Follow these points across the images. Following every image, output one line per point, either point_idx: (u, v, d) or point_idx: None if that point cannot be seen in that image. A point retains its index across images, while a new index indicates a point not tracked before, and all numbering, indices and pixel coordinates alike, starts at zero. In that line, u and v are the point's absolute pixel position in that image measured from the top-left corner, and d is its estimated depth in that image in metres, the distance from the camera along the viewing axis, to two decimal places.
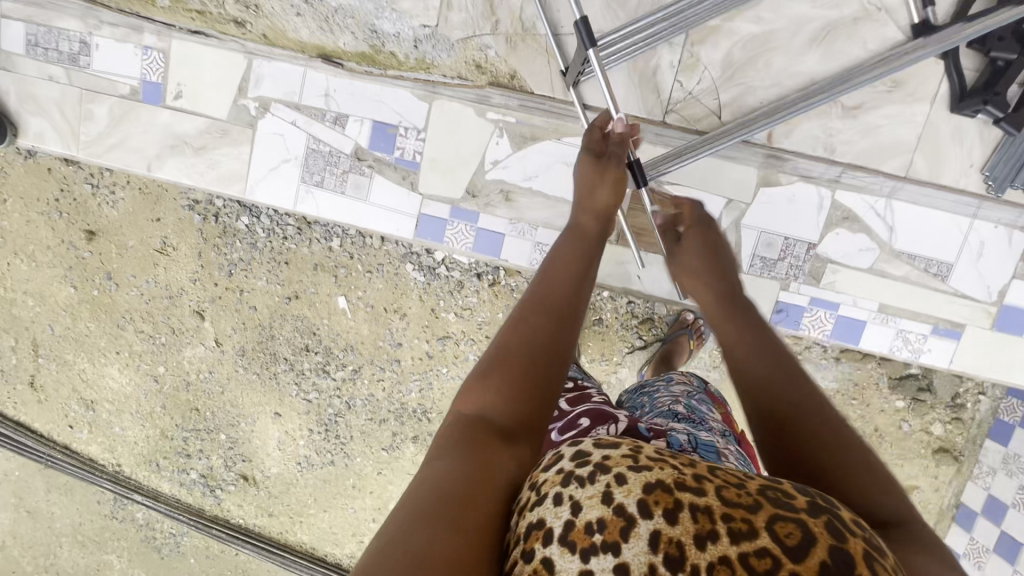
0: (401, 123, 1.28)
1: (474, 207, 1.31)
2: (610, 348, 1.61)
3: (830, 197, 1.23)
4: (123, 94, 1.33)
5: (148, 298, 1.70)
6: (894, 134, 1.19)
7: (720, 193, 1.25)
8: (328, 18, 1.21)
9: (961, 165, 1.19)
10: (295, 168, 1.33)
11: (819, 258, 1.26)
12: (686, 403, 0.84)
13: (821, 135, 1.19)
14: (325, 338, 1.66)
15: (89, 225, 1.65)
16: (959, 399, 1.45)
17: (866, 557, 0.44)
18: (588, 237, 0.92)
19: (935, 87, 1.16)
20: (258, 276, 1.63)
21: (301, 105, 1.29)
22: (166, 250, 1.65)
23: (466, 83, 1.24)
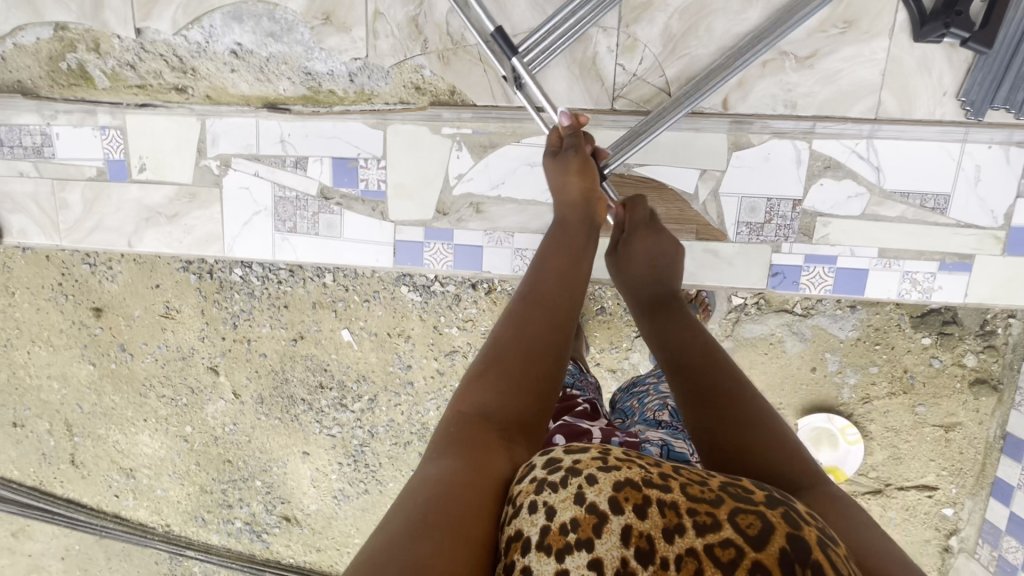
0: (360, 155, 1.27)
1: (447, 225, 1.29)
2: (618, 335, 1.58)
3: (807, 148, 1.18)
4: (91, 176, 1.35)
5: (163, 363, 1.74)
6: (857, 77, 1.13)
7: (692, 166, 1.21)
8: (263, 69, 1.22)
9: (934, 94, 1.12)
10: (267, 218, 1.33)
11: (806, 213, 1.21)
12: (670, 407, 0.86)
13: (779, 93, 1.15)
14: (337, 373, 1.68)
15: (94, 303, 1.69)
16: (988, 328, 1.38)
17: (821, 544, 0.46)
18: (573, 227, 0.89)
19: (890, 19, 1.10)
20: (261, 324, 1.65)
21: (260, 156, 1.30)
22: (171, 313, 1.68)
23: (410, 107, 1.23)
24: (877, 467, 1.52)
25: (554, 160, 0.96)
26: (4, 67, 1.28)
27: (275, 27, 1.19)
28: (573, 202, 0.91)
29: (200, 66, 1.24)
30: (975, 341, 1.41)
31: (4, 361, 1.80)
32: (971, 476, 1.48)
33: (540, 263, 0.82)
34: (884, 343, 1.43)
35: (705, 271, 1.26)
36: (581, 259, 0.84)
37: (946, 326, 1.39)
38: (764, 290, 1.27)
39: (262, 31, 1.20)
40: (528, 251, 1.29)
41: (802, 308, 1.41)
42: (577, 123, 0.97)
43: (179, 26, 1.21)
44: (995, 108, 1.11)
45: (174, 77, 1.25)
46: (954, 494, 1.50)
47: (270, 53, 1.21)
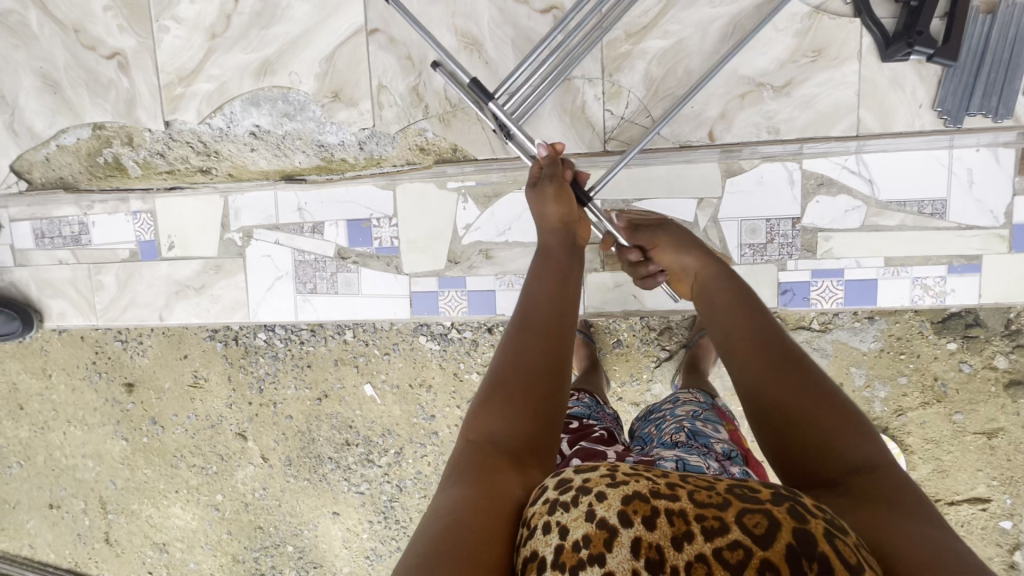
0: (373, 215, 1.35)
1: (459, 273, 1.34)
2: (637, 367, 1.63)
3: (798, 169, 1.22)
4: (125, 258, 1.44)
5: (193, 432, 1.78)
6: (834, 99, 1.18)
7: (689, 197, 1.25)
8: (280, 145, 1.31)
9: (911, 108, 1.17)
10: (288, 282, 1.40)
11: (807, 230, 1.24)
12: (687, 429, 0.91)
13: (761, 120, 1.20)
14: (363, 428, 1.71)
15: (127, 378, 1.76)
16: (1013, 328, 1.38)
17: (827, 536, 0.49)
18: (557, 252, 0.93)
19: (858, 44, 1.16)
20: (287, 386, 1.71)
21: (279, 225, 1.38)
22: (200, 382, 1.74)
23: (416, 167, 1.31)
24: (922, 481, 1.49)
25: (533, 191, 1.00)
26: (47, 167, 1.40)
27: (289, 108, 1.29)
28: (552, 229, 0.97)
29: (222, 148, 1.34)
30: (1004, 342, 1.42)
31: (40, 443, 1.86)
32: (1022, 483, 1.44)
33: (531, 290, 0.87)
34: (908, 352, 1.44)
35: None
36: (568, 281, 0.89)
37: (970, 329, 1.40)
38: (776, 308, 1.28)
39: (276, 113, 1.30)
40: None
41: (820, 324, 1.41)
42: (554, 152, 1.02)
43: (204, 116, 1.31)
44: (973, 115, 1.15)
45: (199, 160, 1.35)
46: (1009, 505, 1.46)
47: (285, 130, 1.30)
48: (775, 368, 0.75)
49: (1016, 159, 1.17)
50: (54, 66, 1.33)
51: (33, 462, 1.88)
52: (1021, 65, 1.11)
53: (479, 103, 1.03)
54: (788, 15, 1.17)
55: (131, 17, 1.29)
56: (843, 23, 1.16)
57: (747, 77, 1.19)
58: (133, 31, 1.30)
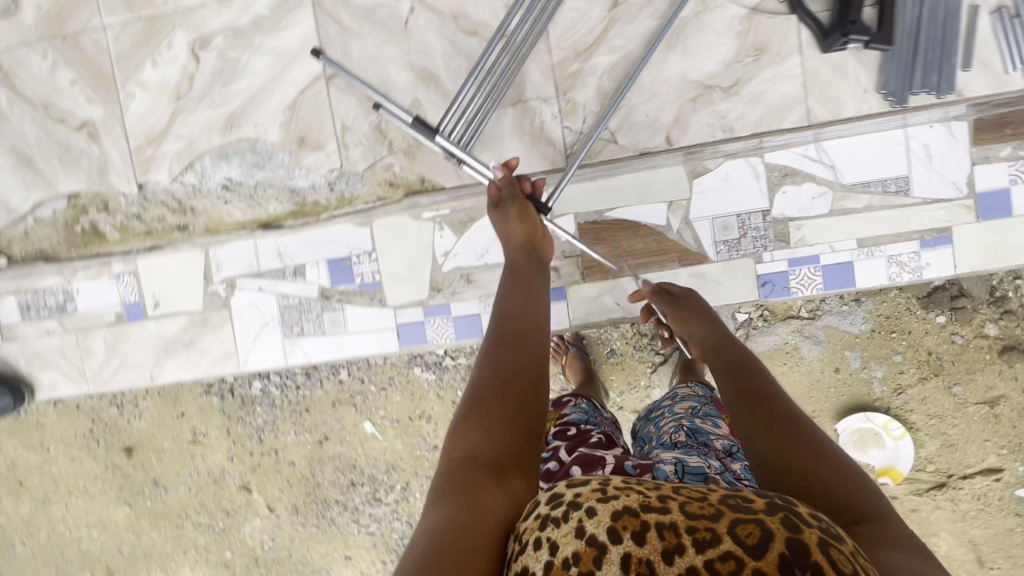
0: (352, 253, 1.36)
1: (443, 300, 1.35)
2: (634, 374, 1.67)
3: (761, 163, 1.25)
4: (111, 321, 1.45)
5: (197, 489, 1.77)
6: (781, 93, 1.22)
7: (659, 201, 1.28)
8: (252, 195, 1.34)
9: (856, 93, 1.20)
10: (275, 327, 1.41)
11: (777, 221, 1.26)
12: (686, 429, 0.94)
13: (715, 121, 1.23)
14: (367, 467, 1.71)
15: (125, 442, 1.75)
16: (998, 294, 1.43)
17: (821, 545, 0.49)
18: (525, 271, 0.96)
19: (797, 38, 1.20)
20: (286, 432, 1.71)
21: (261, 272, 1.40)
22: (199, 438, 1.74)
23: (387, 201, 1.33)
24: (931, 459, 1.50)
25: (496, 212, 1.02)
26: (27, 240, 1.42)
27: (258, 158, 1.32)
28: (516, 247, 0.99)
29: (197, 203, 1.36)
30: (990, 309, 1.46)
31: (42, 518, 1.83)
32: None
33: (501, 307, 0.89)
34: (899, 330, 1.47)
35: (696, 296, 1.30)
36: (536, 298, 0.92)
37: (957, 300, 1.44)
38: (758, 301, 1.29)
39: (247, 165, 1.33)
40: None
41: (808, 311, 1.43)
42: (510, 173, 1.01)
43: (175, 174, 1.34)
44: (917, 94, 1.19)
45: (175, 218, 1.37)
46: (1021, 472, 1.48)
47: (256, 180, 1.33)
48: (786, 426, 0.79)
49: (969, 131, 1.20)
50: (26, 142, 1.36)
51: (36, 539, 1.85)
52: (956, 42, 1.15)
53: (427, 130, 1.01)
54: (726, 18, 1.21)
55: (96, 86, 1.32)
56: (780, 20, 1.20)
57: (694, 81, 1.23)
58: (100, 100, 1.33)
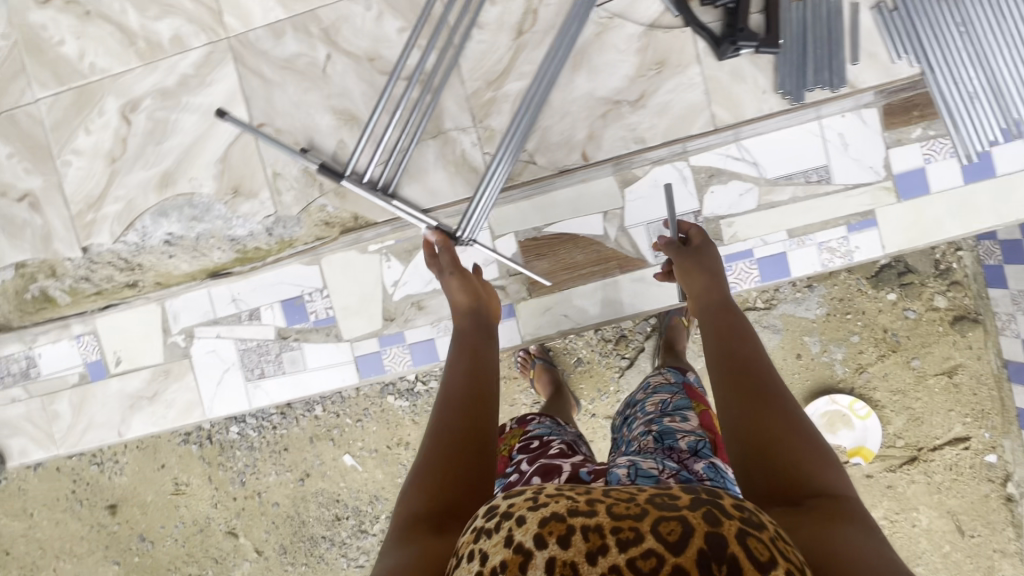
0: (305, 291, 1.39)
1: (396, 329, 1.38)
2: (604, 380, 1.71)
3: (687, 166, 1.29)
4: (74, 382, 1.47)
5: (184, 540, 1.79)
6: (684, 102, 1.27)
7: (594, 212, 1.32)
8: (196, 247, 1.37)
9: (756, 94, 1.25)
10: (236, 372, 1.43)
11: (708, 221, 1.30)
12: (654, 432, 0.99)
13: (626, 135, 1.28)
14: (349, 500, 1.73)
15: (109, 500, 1.76)
16: (945, 267, 1.48)
17: (739, 536, 0.51)
18: (473, 324, 0.99)
19: (694, 49, 1.25)
20: (268, 473, 1.74)
21: (218, 319, 1.42)
22: (182, 488, 1.77)
23: (326, 240, 1.36)
24: (901, 434, 1.53)
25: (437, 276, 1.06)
26: None
27: (196, 211, 1.34)
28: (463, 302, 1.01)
29: (144, 260, 1.39)
30: (938, 282, 1.51)
31: None
32: (995, 415, 1.51)
33: (451, 364, 0.93)
34: (853, 311, 1.51)
35: (641, 299, 1.33)
36: (484, 351, 0.94)
37: (905, 276, 1.49)
38: None
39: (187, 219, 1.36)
40: None
41: (765, 301, 1.48)
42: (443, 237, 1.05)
43: (117, 235, 1.37)
44: (813, 90, 1.24)
45: (124, 276, 1.40)
46: (989, 438, 1.51)
47: (198, 232, 1.36)
48: (765, 396, 0.80)
49: (879, 117, 1.25)
50: None
51: None
52: (841, 38, 1.21)
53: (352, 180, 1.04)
54: (626, 37, 1.26)
55: (34, 158, 1.36)
56: (676, 34, 1.25)
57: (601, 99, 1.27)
58: (39, 171, 1.36)
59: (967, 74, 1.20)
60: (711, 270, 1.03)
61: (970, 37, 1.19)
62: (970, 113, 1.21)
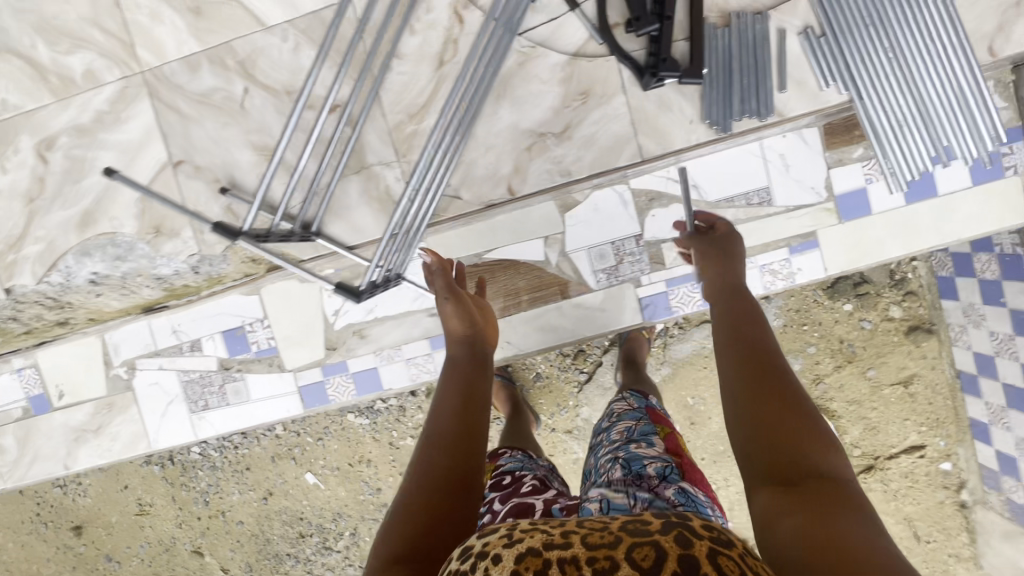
0: (245, 321, 1.37)
1: (339, 358, 1.36)
2: (562, 395, 1.71)
3: (628, 190, 1.26)
4: (18, 417, 1.46)
5: (150, 559, 1.95)
6: (610, 134, 1.23)
7: (535, 238, 1.29)
8: (123, 284, 1.31)
9: (683, 125, 1.22)
10: (180, 404, 1.42)
11: (650, 245, 1.28)
12: (620, 458, 0.93)
13: (551, 169, 1.25)
14: (312, 517, 1.87)
15: (73, 521, 1.93)
16: (898, 278, 1.45)
17: (711, 555, 0.53)
18: (466, 361, 1.01)
19: (619, 78, 1.21)
20: (230, 492, 1.87)
21: (160, 350, 1.40)
22: (145, 509, 1.91)
23: (249, 278, 1.33)
24: (858, 444, 1.54)
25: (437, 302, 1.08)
26: None
27: (120, 250, 1.27)
28: (458, 337, 1.04)
29: (72, 298, 1.34)
30: (893, 292, 1.48)
31: None
32: (949, 424, 1.50)
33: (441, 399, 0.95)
34: (811, 321, 1.48)
35: (583, 324, 1.32)
36: (477, 388, 0.96)
37: (860, 287, 1.46)
38: (643, 323, 1.32)
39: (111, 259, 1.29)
40: (418, 358, 1.35)
41: None
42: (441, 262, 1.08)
43: (40, 275, 1.29)
44: (741, 119, 1.20)
45: (53, 314, 1.36)
46: (943, 446, 1.51)
47: (124, 270, 1.30)
48: (775, 379, 0.82)
49: (821, 137, 1.22)
50: None
51: None
52: (768, 66, 1.18)
53: (261, 242, 0.97)
54: (550, 65, 1.22)
55: None
56: (601, 62, 1.21)
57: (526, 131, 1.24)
58: None
59: (895, 100, 1.15)
60: (724, 261, 1.04)
61: (899, 62, 1.13)
62: (900, 140, 1.17)
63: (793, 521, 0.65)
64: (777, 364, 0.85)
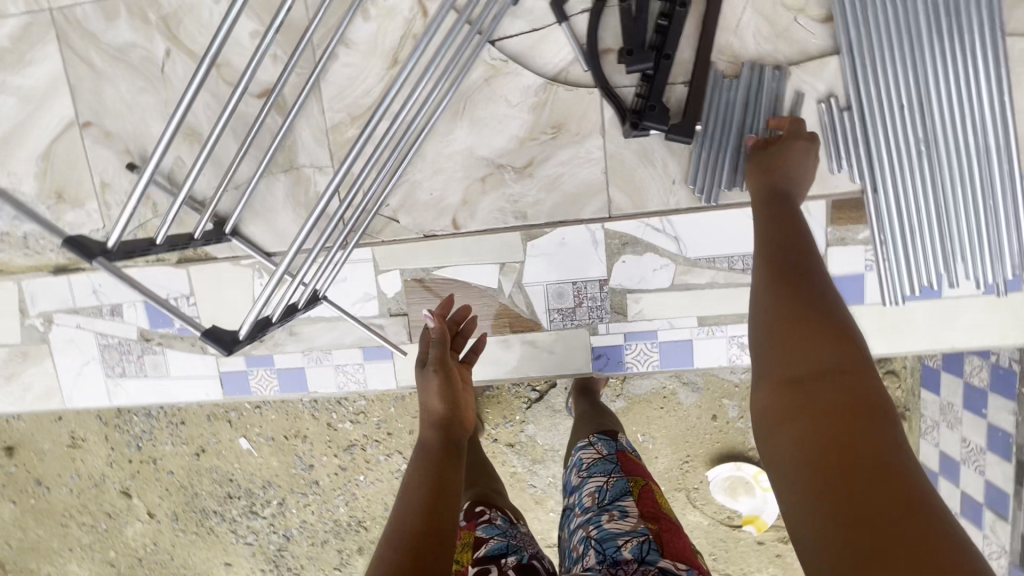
0: (169, 294, 1.25)
1: (264, 351, 1.26)
2: (509, 408, 1.60)
3: (602, 230, 1.12)
4: None
5: (78, 492, 1.82)
6: (578, 179, 1.09)
7: (490, 262, 1.16)
8: (26, 245, 1.26)
9: (663, 184, 1.08)
10: (96, 365, 1.34)
11: (615, 292, 1.15)
12: (596, 538, 0.84)
13: (506, 207, 1.11)
14: (243, 481, 1.76)
15: (6, 442, 1.80)
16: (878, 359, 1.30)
17: None
18: (439, 444, 0.91)
19: (599, 116, 1.06)
20: (163, 442, 1.74)
21: (78, 307, 1.30)
22: (78, 443, 1.77)
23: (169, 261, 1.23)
24: None
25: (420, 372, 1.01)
26: None
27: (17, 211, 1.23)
28: (434, 415, 0.95)
29: None
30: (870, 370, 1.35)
31: None
32: None
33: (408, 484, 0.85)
34: None
35: (525, 363, 1.21)
36: (448, 478, 0.86)
37: None
38: (592, 373, 1.21)
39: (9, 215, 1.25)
40: (348, 365, 1.25)
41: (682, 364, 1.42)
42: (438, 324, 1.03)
43: None
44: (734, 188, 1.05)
45: None
46: None
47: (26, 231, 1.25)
48: (805, 283, 0.72)
49: (826, 212, 1.06)
50: None
51: None
52: None
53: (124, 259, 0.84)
54: (522, 88, 1.05)
55: None
56: (581, 94, 1.05)
57: (481, 158, 1.09)
58: None
59: (916, 202, 0.98)
60: (775, 164, 0.91)
61: (930, 161, 0.96)
62: (909, 248, 1.01)
63: (793, 425, 0.62)
64: (810, 259, 0.75)
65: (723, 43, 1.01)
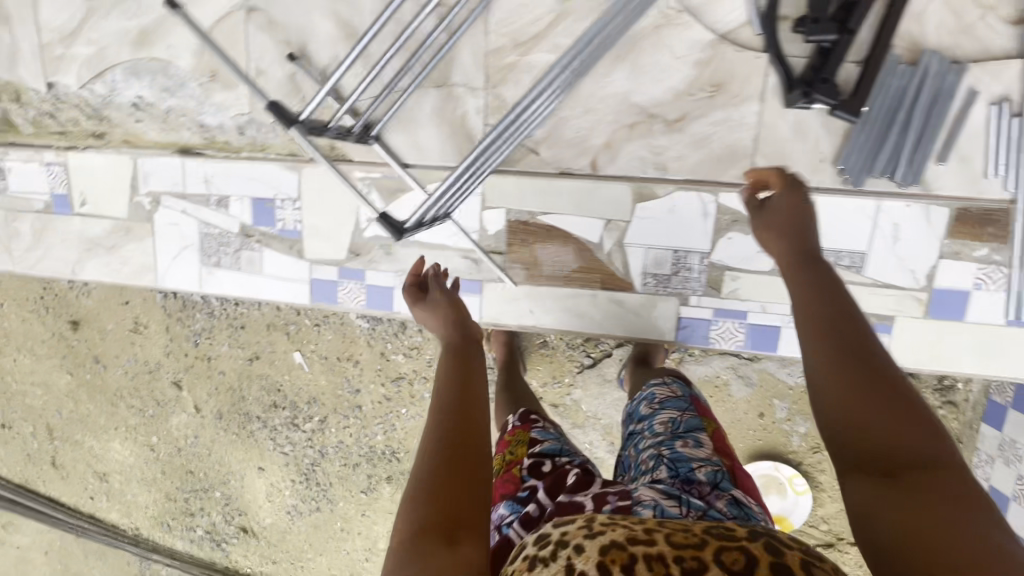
0: (277, 196, 1.31)
1: (359, 265, 1.31)
2: (559, 369, 1.58)
3: (714, 202, 1.13)
4: (39, 209, 1.43)
5: (133, 374, 1.83)
6: (728, 140, 1.10)
7: (597, 217, 1.18)
8: (164, 119, 1.31)
9: (812, 159, 1.08)
10: (193, 253, 1.39)
11: (715, 267, 1.17)
12: (666, 458, 0.86)
13: (647, 156, 1.13)
14: (290, 393, 1.78)
15: (72, 315, 1.80)
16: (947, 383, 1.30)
17: (804, 564, 0.53)
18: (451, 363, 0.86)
19: (762, 82, 1.07)
20: (220, 343, 1.76)
21: (186, 194, 1.35)
22: (140, 328, 1.80)
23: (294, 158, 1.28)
24: (828, 519, 1.51)
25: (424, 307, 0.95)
26: None
27: (169, 82, 1.27)
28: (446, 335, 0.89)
29: (111, 115, 1.32)
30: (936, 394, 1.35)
31: None
32: None
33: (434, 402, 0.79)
34: None
35: (609, 320, 1.24)
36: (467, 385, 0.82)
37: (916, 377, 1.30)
38: (674, 342, 1.23)
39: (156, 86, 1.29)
40: None
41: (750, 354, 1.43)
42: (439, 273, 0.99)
43: (84, 81, 1.30)
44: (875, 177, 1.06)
45: (90, 124, 1.34)
46: None
47: (168, 105, 1.29)
48: (854, 358, 0.67)
49: (947, 221, 1.06)
50: None
51: None
52: (937, 128, 1.01)
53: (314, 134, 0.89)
54: (690, 40, 1.07)
55: None
56: (749, 56, 1.06)
57: (637, 105, 1.11)
58: None
59: None
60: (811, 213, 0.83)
61: None
62: None
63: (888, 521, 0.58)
64: (857, 328, 0.70)
65: (904, 30, 1.01)
